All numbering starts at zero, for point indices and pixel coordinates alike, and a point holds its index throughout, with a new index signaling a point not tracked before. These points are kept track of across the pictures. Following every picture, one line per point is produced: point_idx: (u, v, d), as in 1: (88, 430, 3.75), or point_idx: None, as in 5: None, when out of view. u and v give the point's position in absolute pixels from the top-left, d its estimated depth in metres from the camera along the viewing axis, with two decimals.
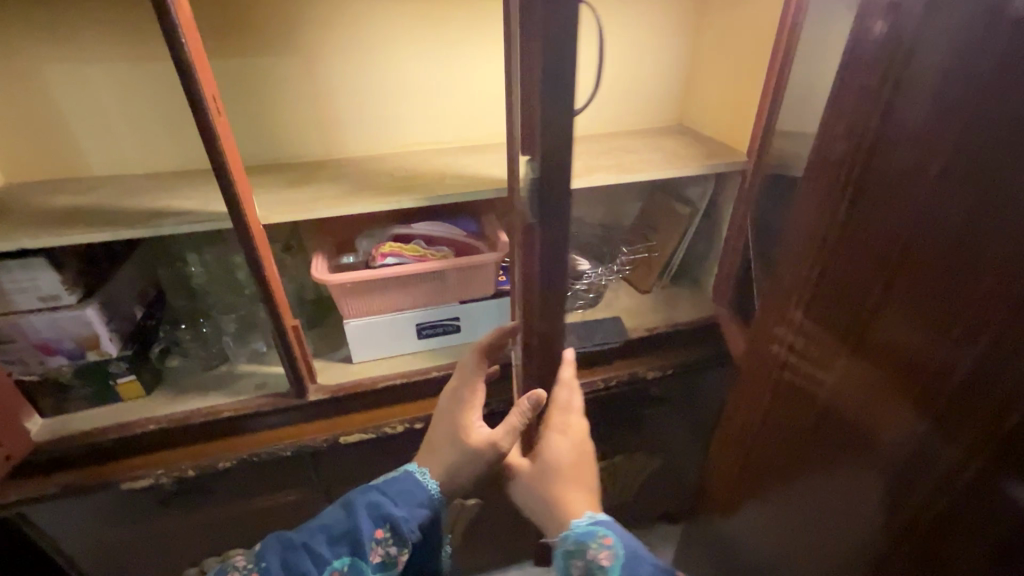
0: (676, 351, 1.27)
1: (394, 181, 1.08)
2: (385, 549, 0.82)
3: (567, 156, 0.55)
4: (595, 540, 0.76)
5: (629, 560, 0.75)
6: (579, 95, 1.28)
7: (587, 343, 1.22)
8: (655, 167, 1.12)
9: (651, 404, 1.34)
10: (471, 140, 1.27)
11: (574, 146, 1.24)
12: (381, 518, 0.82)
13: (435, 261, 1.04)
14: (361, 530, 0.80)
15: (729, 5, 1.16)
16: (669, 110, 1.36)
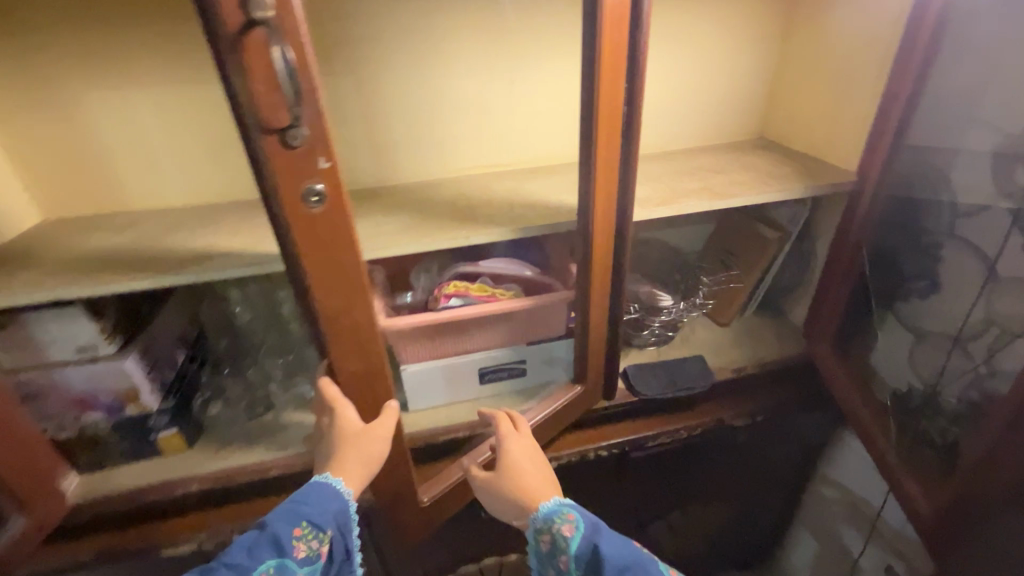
0: (768, 394, 1.12)
1: (457, 211, 0.96)
2: (307, 546, 0.69)
3: (283, 152, 0.54)
4: (559, 516, 0.73)
5: (589, 531, 0.70)
6: (654, 109, 1.15)
7: (670, 387, 1.08)
8: (753, 188, 0.98)
9: (737, 453, 1.19)
10: (534, 161, 1.14)
11: (652, 166, 1.10)
12: (296, 516, 0.70)
13: (505, 300, 0.94)
14: (279, 530, 0.68)
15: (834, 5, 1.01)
16: (751, 123, 1.23)
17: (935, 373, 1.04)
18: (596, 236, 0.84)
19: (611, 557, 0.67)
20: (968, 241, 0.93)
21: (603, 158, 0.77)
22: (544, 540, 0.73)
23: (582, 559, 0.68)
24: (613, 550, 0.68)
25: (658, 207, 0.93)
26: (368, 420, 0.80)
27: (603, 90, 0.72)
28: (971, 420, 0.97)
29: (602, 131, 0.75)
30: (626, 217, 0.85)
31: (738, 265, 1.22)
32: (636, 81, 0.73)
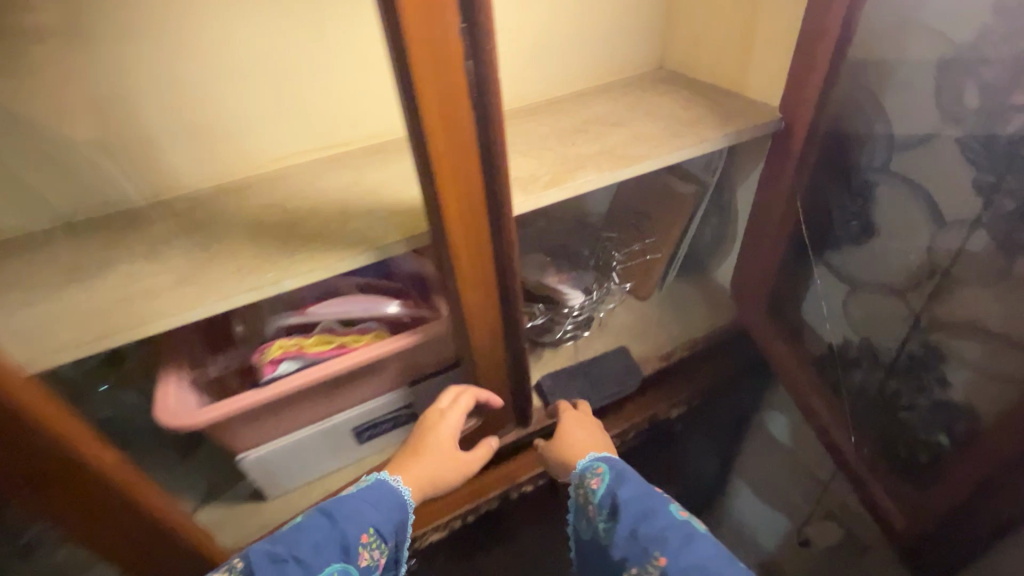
0: (702, 375, 0.99)
1: (268, 229, 0.66)
2: (369, 556, 0.61)
3: None
4: (591, 470, 0.71)
5: (613, 480, 0.68)
6: (529, 42, 0.88)
7: (595, 399, 0.90)
8: (666, 140, 0.77)
9: (676, 441, 1.06)
10: (378, 133, 0.87)
11: (537, 123, 0.85)
12: (365, 518, 0.62)
13: (364, 349, 0.69)
14: (347, 531, 0.59)
15: None
16: (646, 52, 1.00)
17: (869, 325, 0.94)
18: (466, 251, 0.59)
19: (632, 507, 0.64)
20: (905, 173, 0.79)
21: (449, 145, 0.50)
22: (579, 497, 0.71)
23: (606, 511, 0.66)
24: (633, 497, 0.65)
25: (547, 190, 0.69)
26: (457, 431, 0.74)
27: (421, 35, 0.43)
28: (913, 374, 0.89)
29: (438, 101, 0.47)
30: (506, 224, 0.58)
31: (652, 229, 1.03)
32: (478, 16, 0.44)
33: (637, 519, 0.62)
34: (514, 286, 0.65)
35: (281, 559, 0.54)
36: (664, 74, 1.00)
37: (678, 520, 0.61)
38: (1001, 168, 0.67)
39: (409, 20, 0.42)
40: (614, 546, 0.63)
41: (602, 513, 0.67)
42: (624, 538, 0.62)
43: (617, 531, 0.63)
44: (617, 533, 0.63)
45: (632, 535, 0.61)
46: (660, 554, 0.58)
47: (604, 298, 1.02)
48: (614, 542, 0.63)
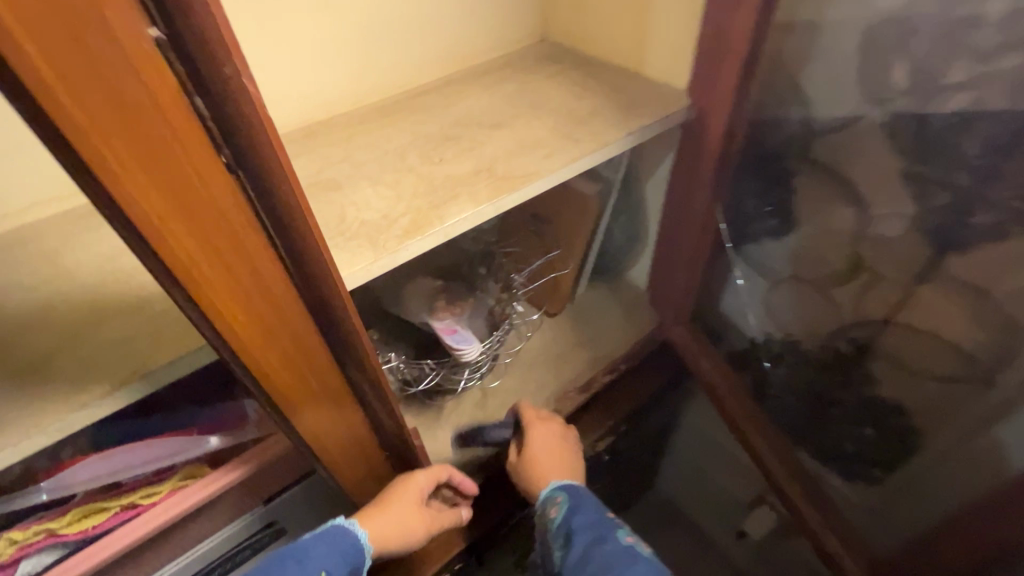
0: (625, 400, 0.88)
1: None
2: None
3: None
4: (548, 497, 0.66)
5: (570, 509, 0.63)
6: (365, 18, 0.67)
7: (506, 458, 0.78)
8: (557, 145, 0.60)
9: (606, 467, 0.96)
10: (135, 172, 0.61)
11: (392, 129, 0.65)
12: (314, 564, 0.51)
13: (161, 500, 0.46)
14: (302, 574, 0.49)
15: None
16: (524, 21, 0.82)
17: (791, 319, 0.87)
18: (286, 365, 0.40)
19: (584, 535, 0.60)
20: (828, 156, 0.69)
21: (206, 235, 0.30)
22: (538, 521, 0.67)
23: (558, 535, 0.63)
24: (583, 518, 0.62)
25: (407, 241, 0.49)
26: (410, 496, 0.61)
27: (77, 63, 0.22)
28: (839, 370, 0.83)
29: (161, 174, 0.26)
30: (348, 328, 0.40)
31: (555, 237, 0.88)
32: (191, 20, 0.23)
33: (591, 544, 0.59)
34: (379, 390, 0.47)
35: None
36: (547, 48, 0.83)
37: (632, 548, 0.58)
38: (933, 155, 0.58)
39: (25, 33, 0.20)
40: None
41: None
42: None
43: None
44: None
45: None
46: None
47: (508, 334, 0.86)
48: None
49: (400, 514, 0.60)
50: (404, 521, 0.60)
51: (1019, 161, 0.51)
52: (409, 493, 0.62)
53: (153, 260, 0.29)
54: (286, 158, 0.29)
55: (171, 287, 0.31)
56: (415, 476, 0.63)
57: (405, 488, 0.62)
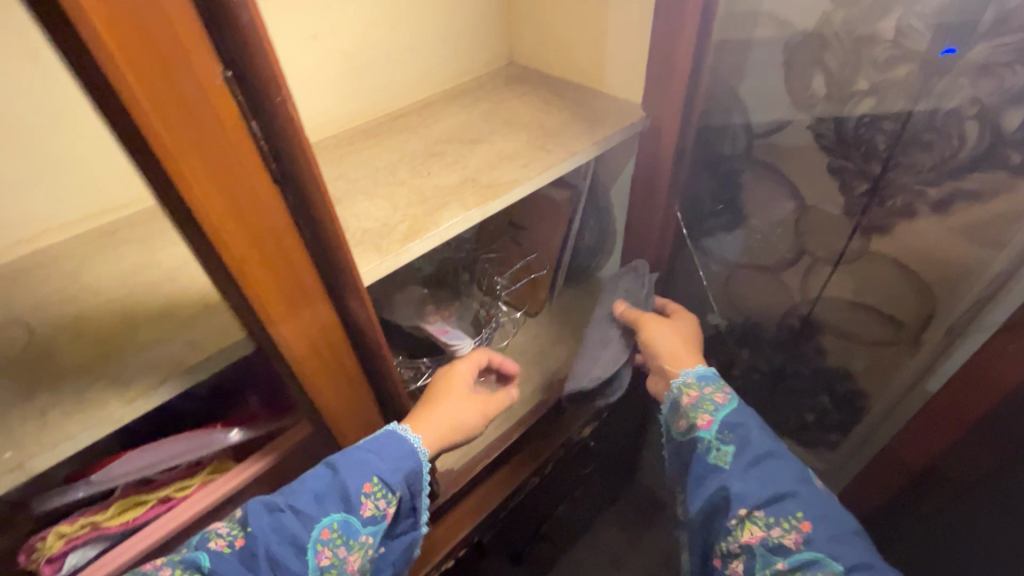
0: None
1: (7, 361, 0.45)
2: (375, 507, 0.52)
3: None
4: (712, 383, 0.65)
5: (741, 415, 0.62)
6: (350, 49, 0.74)
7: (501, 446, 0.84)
8: (534, 156, 0.67)
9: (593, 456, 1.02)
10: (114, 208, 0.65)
11: (381, 148, 0.71)
12: (366, 467, 0.52)
13: (195, 496, 0.50)
14: (348, 479, 0.51)
15: None
16: (491, 48, 0.90)
17: (749, 304, 0.96)
18: (314, 356, 0.45)
19: (759, 442, 0.60)
20: (767, 155, 0.78)
21: (255, 241, 0.36)
22: (680, 395, 0.65)
23: (720, 426, 0.61)
24: (751, 426, 0.62)
25: (408, 243, 0.55)
26: (456, 390, 0.64)
27: (168, 107, 0.28)
28: (795, 346, 0.92)
29: (224, 190, 0.32)
30: (355, 296, 0.44)
31: (532, 242, 0.95)
32: (248, 61, 0.29)
33: (761, 464, 0.58)
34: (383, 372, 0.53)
35: (276, 507, 0.48)
36: (514, 71, 0.91)
37: (808, 481, 0.58)
38: (852, 149, 0.68)
39: (118, 57, 0.25)
40: (755, 530, 0.55)
41: (751, 500, 0.56)
42: (791, 544, 0.54)
43: (778, 531, 0.54)
44: (800, 555, 0.53)
45: (820, 560, 0.52)
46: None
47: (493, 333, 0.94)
48: (752, 518, 0.55)
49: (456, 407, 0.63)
50: (457, 409, 0.63)
51: (925, 149, 0.62)
52: (453, 388, 0.65)
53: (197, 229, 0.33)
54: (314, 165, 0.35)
55: (210, 257, 0.35)
56: (455, 372, 0.66)
57: (450, 385, 0.65)
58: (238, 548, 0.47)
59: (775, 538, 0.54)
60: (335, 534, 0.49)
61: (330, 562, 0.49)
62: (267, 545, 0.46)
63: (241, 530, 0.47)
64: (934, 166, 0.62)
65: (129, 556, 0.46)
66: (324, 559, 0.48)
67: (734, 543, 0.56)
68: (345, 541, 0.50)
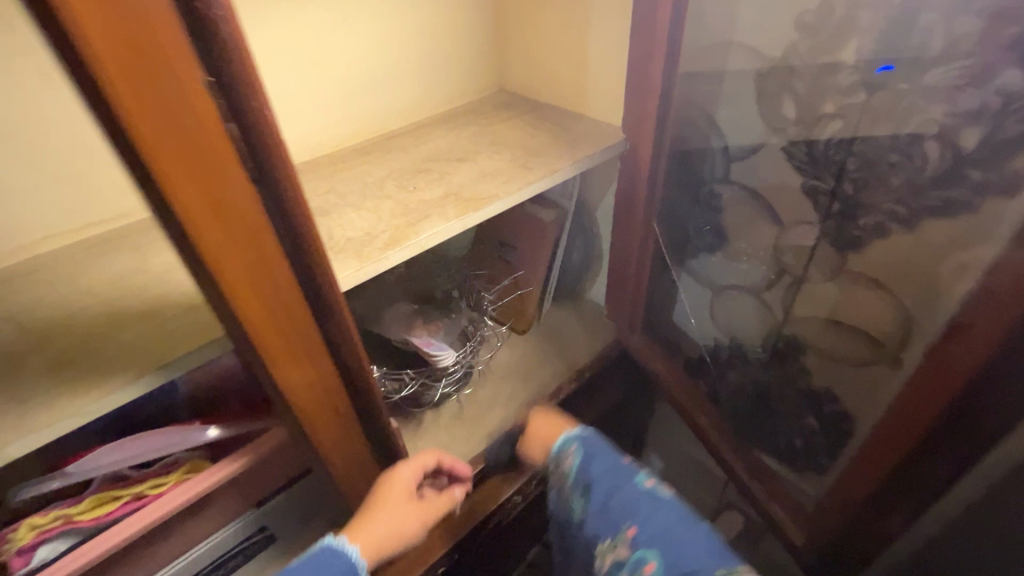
0: (614, 387, 0.99)
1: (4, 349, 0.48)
2: (615, 555, 0.53)
3: None
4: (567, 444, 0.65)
5: (586, 455, 0.62)
6: (349, 76, 0.80)
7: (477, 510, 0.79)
8: (512, 174, 0.71)
9: None
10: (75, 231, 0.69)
11: (372, 165, 0.75)
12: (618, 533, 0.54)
13: (166, 495, 0.50)
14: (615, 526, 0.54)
15: None
16: (482, 75, 0.95)
17: (734, 323, 0.96)
18: (281, 346, 0.46)
19: (603, 478, 0.59)
20: (749, 175, 0.80)
21: (210, 206, 0.36)
22: (553, 470, 0.65)
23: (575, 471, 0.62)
24: (600, 466, 0.60)
25: (387, 251, 0.58)
26: (391, 489, 0.61)
27: (160, 124, 0.32)
28: (777, 366, 0.92)
29: (212, 204, 0.36)
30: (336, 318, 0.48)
31: (520, 259, 0.97)
32: (217, 40, 0.31)
33: (608, 493, 0.57)
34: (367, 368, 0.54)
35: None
36: (505, 97, 0.96)
37: (653, 491, 0.57)
38: (823, 170, 0.70)
39: (109, 70, 0.29)
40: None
41: (599, 533, 0.56)
42: (622, 556, 0.53)
43: (615, 548, 0.54)
44: (630, 559, 0.52)
45: (642, 559, 0.51)
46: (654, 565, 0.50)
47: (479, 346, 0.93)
48: (603, 547, 0.55)
49: (406, 498, 0.62)
50: (394, 513, 0.60)
51: (887, 174, 0.64)
52: (397, 482, 0.62)
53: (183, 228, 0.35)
54: (280, 144, 0.36)
55: (207, 276, 0.39)
56: (410, 465, 0.64)
57: (385, 491, 0.61)
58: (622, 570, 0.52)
59: (615, 559, 0.53)
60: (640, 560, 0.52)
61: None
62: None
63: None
64: (905, 187, 0.63)
65: (98, 537, 0.47)
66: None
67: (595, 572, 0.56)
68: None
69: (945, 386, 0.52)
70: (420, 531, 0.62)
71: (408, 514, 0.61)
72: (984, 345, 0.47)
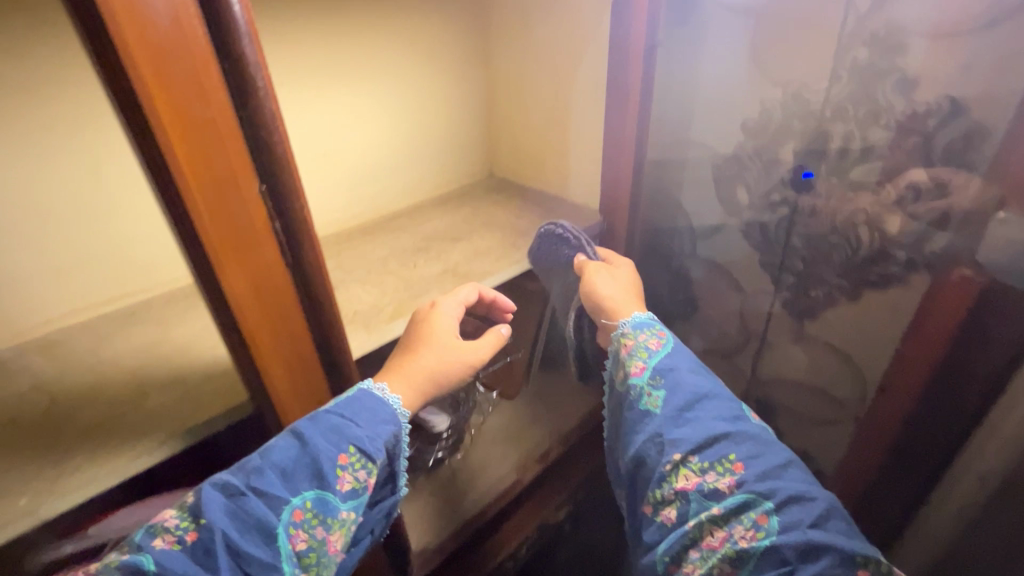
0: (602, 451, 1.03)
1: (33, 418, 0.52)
2: (708, 472, 0.51)
3: None
4: (648, 328, 0.61)
5: (677, 355, 0.59)
6: (357, 166, 0.90)
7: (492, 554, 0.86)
8: (504, 252, 0.80)
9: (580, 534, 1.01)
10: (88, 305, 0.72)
11: (378, 243, 0.84)
12: (718, 450, 0.52)
13: None
14: (697, 434, 0.53)
15: (520, 32, 0.92)
16: (474, 163, 1.07)
17: None
18: (293, 399, 0.50)
19: (699, 386, 0.57)
20: (720, 258, 0.88)
21: (255, 288, 0.43)
22: (617, 347, 0.62)
23: (653, 372, 0.58)
24: (696, 379, 0.58)
25: (392, 322, 0.64)
26: (438, 336, 0.61)
27: (223, 223, 0.39)
28: None
29: (256, 286, 0.43)
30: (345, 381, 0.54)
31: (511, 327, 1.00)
32: (269, 150, 0.39)
33: (704, 406, 0.55)
34: None
35: (256, 470, 0.46)
36: (495, 181, 1.08)
37: (754, 424, 0.56)
38: (775, 248, 0.80)
39: (191, 182, 0.36)
40: (718, 529, 0.49)
41: (686, 444, 0.53)
42: (723, 487, 0.50)
43: (709, 476, 0.51)
44: (732, 498, 0.50)
45: (751, 503, 0.49)
46: (770, 518, 0.48)
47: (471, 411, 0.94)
48: (685, 464, 0.52)
49: (445, 332, 0.61)
50: (440, 355, 0.59)
51: (830, 252, 0.74)
52: (435, 320, 0.62)
53: (232, 307, 0.42)
54: (310, 224, 0.44)
55: (245, 348, 0.45)
56: (453, 298, 0.65)
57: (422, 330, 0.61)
58: (688, 494, 0.51)
59: (710, 484, 0.51)
60: (721, 469, 0.51)
61: (307, 546, 0.47)
62: (225, 534, 0.44)
63: (673, 496, 0.52)
64: (846, 264, 0.73)
65: None
66: (300, 542, 0.46)
67: (669, 490, 0.52)
68: (322, 521, 0.48)
69: (921, 365, 0.67)
70: (478, 373, 0.61)
71: (449, 346, 0.60)
72: (941, 332, 0.64)
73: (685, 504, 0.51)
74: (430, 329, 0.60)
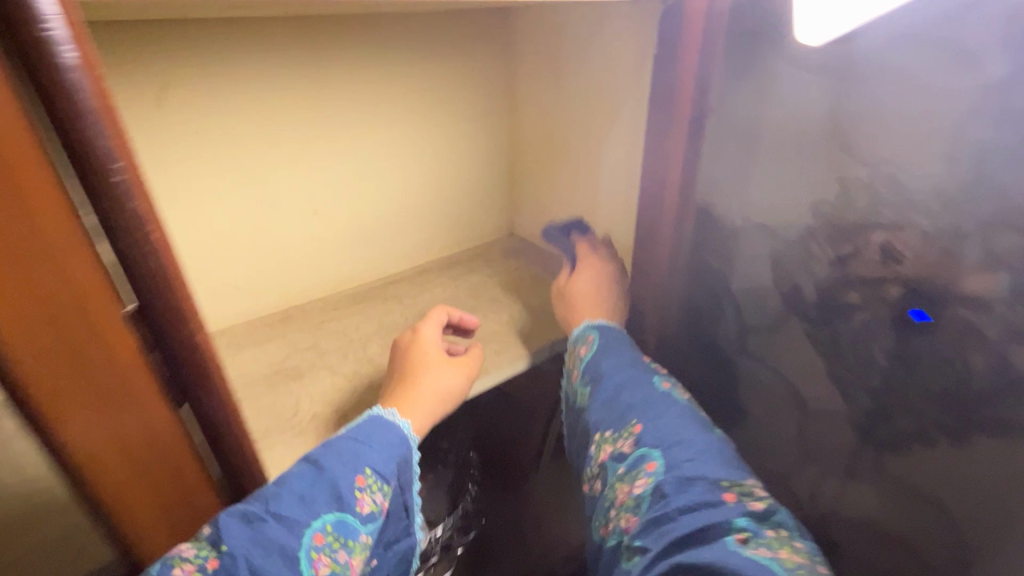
0: None
1: None
2: (615, 445, 0.57)
3: None
4: (581, 337, 0.67)
5: (603, 352, 0.65)
6: (356, 227, 0.80)
7: None
8: (505, 344, 0.68)
9: None
10: None
11: (364, 318, 0.73)
12: (622, 420, 0.58)
13: None
14: (610, 413, 0.59)
15: (550, 83, 0.81)
16: (492, 223, 0.96)
17: None
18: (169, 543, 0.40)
19: (621, 374, 0.62)
20: (766, 363, 0.70)
21: (111, 424, 0.33)
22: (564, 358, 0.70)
23: (581, 373, 0.65)
24: (620, 366, 0.62)
25: None
26: (427, 360, 0.58)
27: (58, 351, 0.29)
28: None
29: (113, 421, 0.33)
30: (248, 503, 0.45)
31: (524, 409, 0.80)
32: (139, 249, 0.31)
33: (622, 390, 0.60)
34: None
35: (273, 495, 0.43)
36: (513, 243, 0.96)
37: (670, 397, 0.60)
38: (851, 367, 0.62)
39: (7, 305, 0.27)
40: (624, 486, 0.54)
41: (600, 425, 0.59)
42: (626, 449, 0.55)
43: (619, 442, 0.56)
44: (632, 457, 0.55)
45: (646, 456, 0.54)
46: (656, 462, 0.53)
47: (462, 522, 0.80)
48: (603, 441, 0.58)
49: (432, 355, 0.58)
50: (437, 374, 0.57)
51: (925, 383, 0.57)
52: (420, 346, 0.59)
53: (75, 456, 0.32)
54: (196, 329, 0.35)
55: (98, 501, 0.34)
56: (429, 322, 0.62)
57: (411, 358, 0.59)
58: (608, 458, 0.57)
59: (619, 449, 0.56)
60: (626, 436, 0.56)
61: (330, 571, 0.42)
62: (247, 559, 0.39)
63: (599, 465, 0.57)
64: (944, 398, 0.55)
65: None
66: (323, 567, 0.42)
67: (595, 465, 0.58)
68: (344, 545, 0.44)
69: None
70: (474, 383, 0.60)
71: (441, 366, 0.57)
72: None
73: (609, 475, 0.56)
74: (420, 351, 0.58)
